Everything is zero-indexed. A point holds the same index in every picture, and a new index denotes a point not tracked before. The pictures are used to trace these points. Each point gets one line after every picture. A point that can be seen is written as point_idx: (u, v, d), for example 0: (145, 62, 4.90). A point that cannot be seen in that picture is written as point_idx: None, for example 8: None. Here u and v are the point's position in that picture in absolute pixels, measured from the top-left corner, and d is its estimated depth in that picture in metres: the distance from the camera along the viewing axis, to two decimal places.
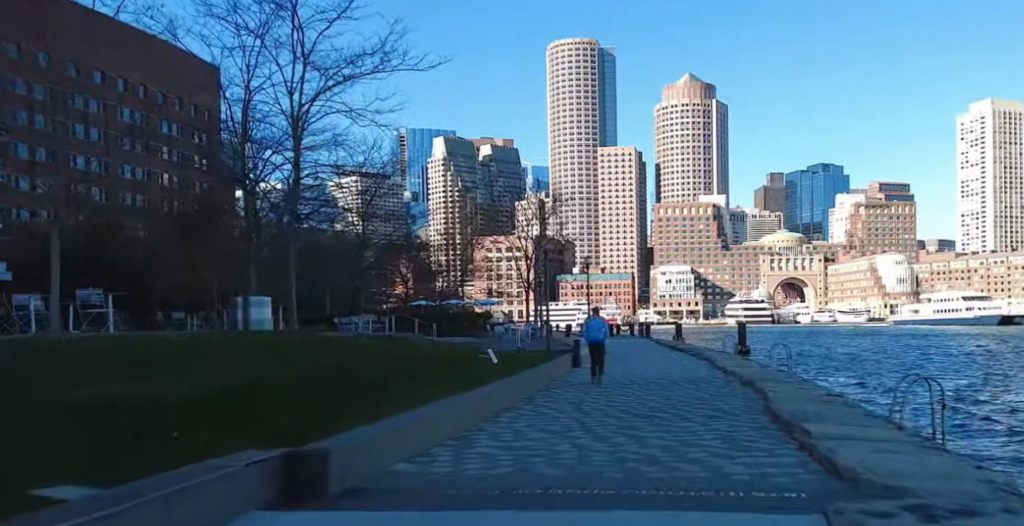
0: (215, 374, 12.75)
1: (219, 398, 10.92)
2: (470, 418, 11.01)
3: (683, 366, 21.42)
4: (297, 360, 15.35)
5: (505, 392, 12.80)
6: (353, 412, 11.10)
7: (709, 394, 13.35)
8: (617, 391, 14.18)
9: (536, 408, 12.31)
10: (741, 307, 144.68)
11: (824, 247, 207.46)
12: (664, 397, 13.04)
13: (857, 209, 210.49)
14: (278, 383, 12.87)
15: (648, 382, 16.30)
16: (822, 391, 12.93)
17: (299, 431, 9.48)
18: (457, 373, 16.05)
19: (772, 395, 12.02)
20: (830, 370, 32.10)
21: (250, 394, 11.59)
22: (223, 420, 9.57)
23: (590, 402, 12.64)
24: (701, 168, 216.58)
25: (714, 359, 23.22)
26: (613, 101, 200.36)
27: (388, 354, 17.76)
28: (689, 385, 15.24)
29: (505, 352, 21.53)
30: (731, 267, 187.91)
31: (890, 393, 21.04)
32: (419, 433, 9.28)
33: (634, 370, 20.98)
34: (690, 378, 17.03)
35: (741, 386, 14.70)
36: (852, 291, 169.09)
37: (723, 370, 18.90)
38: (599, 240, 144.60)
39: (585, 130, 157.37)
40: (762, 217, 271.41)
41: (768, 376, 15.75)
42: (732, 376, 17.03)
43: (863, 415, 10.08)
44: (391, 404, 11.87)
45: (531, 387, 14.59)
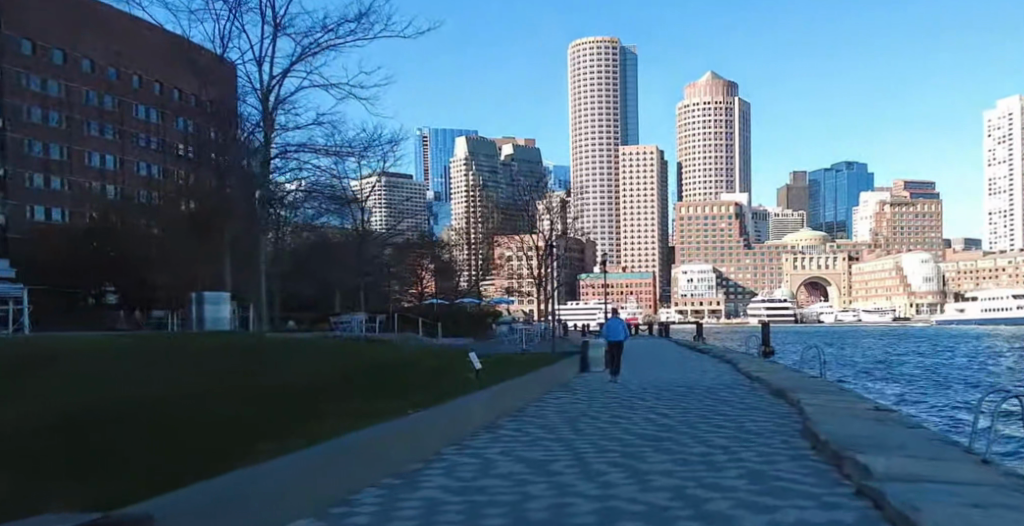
0: (193, 376, 12.17)
1: (187, 407, 10.32)
2: (431, 443, 9.57)
3: (707, 371, 20.05)
4: (287, 360, 14.77)
5: (498, 398, 11.99)
6: (329, 421, 10.42)
7: (729, 407, 11.96)
8: (626, 402, 12.82)
9: (530, 424, 11.01)
10: (764, 307, 142.48)
11: (848, 246, 204.64)
12: (677, 411, 11.68)
13: (882, 207, 207.47)
14: (258, 387, 12.24)
15: (662, 390, 14.90)
16: (865, 405, 11.50)
17: (255, 450, 8.78)
18: (443, 380, 14.62)
19: (810, 411, 10.62)
20: (862, 378, 30.52)
21: (224, 400, 11.01)
22: (179, 439, 8.96)
23: (592, 417, 11.27)
24: (723, 166, 214.11)
25: (736, 363, 21.77)
26: (635, 100, 198.24)
27: (373, 359, 16.39)
28: (709, 394, 13.85)
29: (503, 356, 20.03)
30: (754, 266, 185.45)
31: (933, 409, 19.49)
32: (383, 454, 8.51)
33: (651, 373, 19.61)
34: (713, 385, 15.61)
35: (769, 396, 13.27)
36: (877, 290, 166.50)
37: (747, 375, 17.47)
38: (619, 237, 143.31)
39: (607, 128, 155.13)
40: (784, 216, 268.29)
41: (798, 384, 14.29)
42: (759, 384, 15.54)
43: (925, 442, 8.64)
44: (347, 420, 10.46)
45: (520, 397, 13.07)
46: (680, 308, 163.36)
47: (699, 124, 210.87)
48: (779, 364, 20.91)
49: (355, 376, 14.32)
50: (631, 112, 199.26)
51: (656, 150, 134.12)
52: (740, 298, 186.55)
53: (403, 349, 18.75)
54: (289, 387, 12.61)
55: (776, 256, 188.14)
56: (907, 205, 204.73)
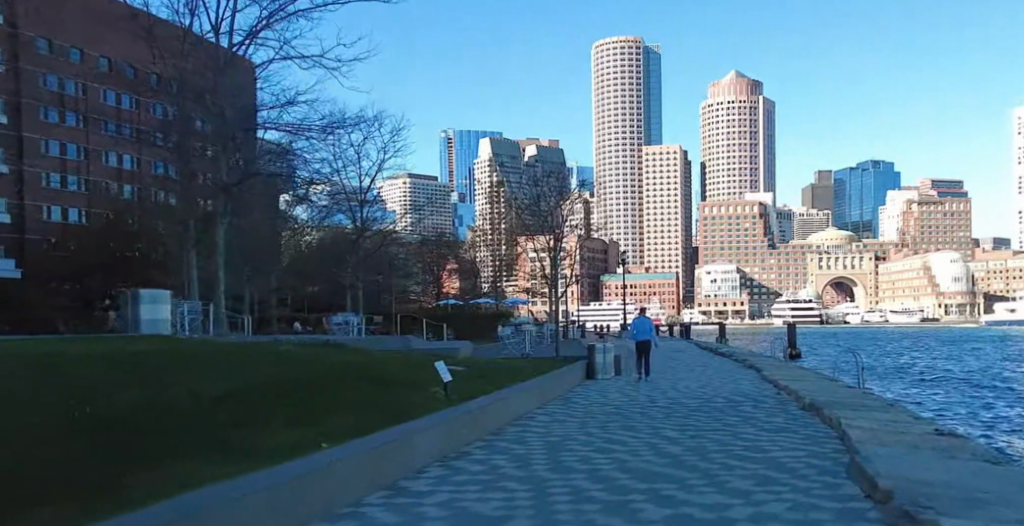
0: (174, 362, 11.40)
1: (157, 397, 9.54)
2: (396, 466, 8.36)
3: (731, 379, 18.54)
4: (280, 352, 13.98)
5: (495, 408, 11.06)
6: (308, 426, 9.56)
7: (749, 430, 10.42)
8: (628, 421, 11.32)
9: (506, 450, 9.54)
10: (790, 308, 140.21)
11: (875, 245, 201.15)
12: (690, 433, 10.30)
13: (911, 206, 203.85)
14: (246, 375, 11.45)
15: (676, 402, 13.60)
16: (919, 424, 10.12)
17: (213, 462, 7.94)
18: (432, 383, 13.40)
19: (851, 440, 9.07)
20: (896, 386, 28.88)
21: (200, 391, 10.21)
22: (137, 441, 8.17)
23: (580, 444, 9.77)
24: (747, 165, 211.22)
25: (763, 369, 20.33)
26: (658, 99, 195.98)
27: (359, 357, 15.20)
28: (727, 409, 12.44)
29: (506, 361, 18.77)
30: (778, 266, 182.72)
31: (976, 424, 17.98)
32: (353, 472, 7.61)
33: (671, 380, 18.27)
34: (732, 398, 14.11)
35: (804, 411, 11.88)
36: (905, 290, 163.20)
37: (775, 384, 16.10)
38: (642, 237, 142.09)
39: (629, 128, 153.10)
40: (809, 216, 264.48)
41: (835, 397, 12.90)
42: (788, 394, 14.16)
43: (1005, 485, 7.20)
44: (309, 431, 9.31)
45: (513, 406, 11.80)
46: (704, 309, 161.31)
47: (723, 123, 208.40)
48: (808, 371, 19.40)
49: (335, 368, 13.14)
50: (654, 112, 197.52)
51: (680, 150, 132.60)
52: (765, 298, 183.98)
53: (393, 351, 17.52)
54: (277, 375, 11.81)
55: (801, 256, 185.33)
56: (936, 204, 200.69)
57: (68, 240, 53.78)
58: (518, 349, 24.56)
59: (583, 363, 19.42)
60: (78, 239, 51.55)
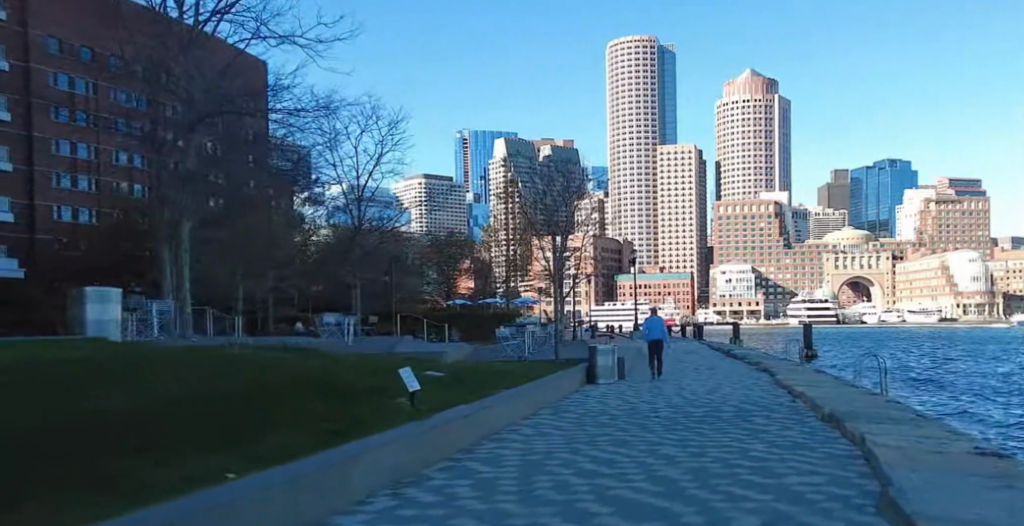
0: (137, 368, 10.75)
1: (115, 406, 8.87)
2: (356, 486, 7.48)
3: (742, 384, 17.71)
4: (256, 359, 13.33)
5: (479, 417, 10.32)
6: (277, 436, 8.87)
7: (756, 448, 9.50)
8: (622, 436, 10.41)
9: (475, 471, 8.57)
10: (805, 308, 138.86)
11: (892, 244, 199.11)
12: (691, 450, 9.43)
13: (928, 205, 201.91)
14: (216, 382, 10.79)
15: (680, 412, 12.76)
16: (953, 441, 9.26)
17: (163, 473, 7.23)
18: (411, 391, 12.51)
19: (881, 463, 8.15)
20: (915, 393, 27.98)
21: (163, 399, 9.52)
22: (86, 448, 7.52)
23: (562, 465, 8.79)
24: (762, 165, 209.71)
25: (778, 373, 19.49)
26: (672, 99, 194.87)
27: (334, 365, 14.30)
28: (736, 421, 11.60)
29: (497, 366, 17.84)
30: (794, 266, 181.06)
31: (1002, 435, 17.12)
32: (317, 489, 6.88)
33: (679, 386, 17.49)
34: (740, 408, 13.22)
35: (826, 422, 11.05)
36: (922, 290, 161.41)
37: (790, 391, 15.25)
38: (656, 236, 141.17)
39: (643, 127, 151.85)
40: (825, 216, 262.37)
41: (855, 406, 12.11)
42: (803, 403, 13.36)
43: None
44: (268, 446, 8.42)
45: (496, 418, 10.93)
46: (718, 309, 159.90)
47: (738, 123, 207.06)
48: (825, 375, 18.55)
49: (305, 376, 12.25)
50: (668, 112, 196.40)
51: (694, 149, 131.52)
52: (780, 298, 182.40)
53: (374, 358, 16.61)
54: (250, 381, 11.16)
55: (816, 256, 183.65)
56: (954, 204, 198.53)
57: (79, 240, 53.29)
58: (519, 351, 23.70)
59: (584, 366, 18.58)
60: (89, 240, 51.04)
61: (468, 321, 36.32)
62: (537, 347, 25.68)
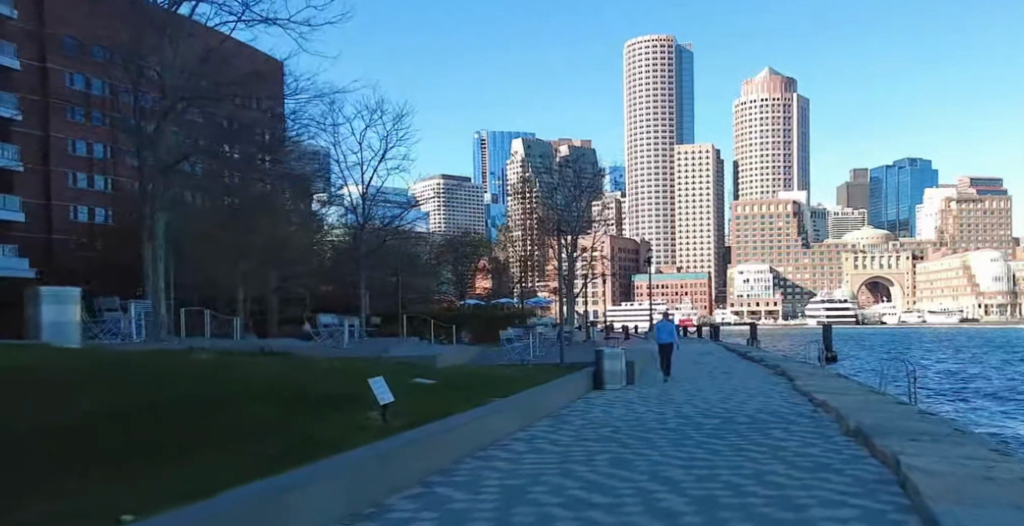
0: (111, 367, 10.11)
1: (79, 405, 8.22)
2: (310, 512, 6.67)
3: (760, 390, 17.00)
4: (243, 362, 12.72)
5: (468, 431, 9.68)
6: (250, 445, 8.21)
7: (772, 470, 8.80)
8: (625, 454, 9.71)
9: (449, 498, 7.78)
10: (823, 308, 137.57)
11: (912, 243, 196.87)
12: (698, 474, 8.67)
13: (949, 204, 199.69)
14: (195, 383, 10.15)
15: (690, 424, 12.03)
16: (998, 466, 8.46)
17: (113, 490, 6.55)
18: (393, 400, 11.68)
19: (918, 492, 7.39)
20: (935, 399, 27.23)
21: (132, 398, 8.86)
22: (34, 456, 6.85)
23: (548, 492, 8.01)
24: (781, 164, 208.06)
25: (796, 379, 18.77)
26: (690, 97, 193.61)
27: (315, 369, 13.42)
28: (752, 436, 10.86)
29: (495, 372, 16.97)
30: (812, 266, 179.57)
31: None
32: (271, 515, 6.22)
33: (692, 392, 16.85)
34: (757, 419, 12.52)
35: (852, 439, 10.30)
36: (943, 290, 159.54)
37: (812, 400, 14.51)
38: (672, 236, 140.12)
39: (661, 126, 150.56)
40: (844, 215, 260.24)
41: (885, 418, 11.37)
42: (825, 413, 12.68)
43: None
44: (221, 461, 7.59)
45: (482, 435, 10.11)
46: (736, 309, 158.71)
47: (756, 122, 205.59)
48: (846, 381, 17.83)
49: (278, 382, 11.38)
50: (686, 110, 195.08)
51: (712, 149, 130.47)
52: (799, 298, 180.90)
53: (362, 364, 15.71)
54: (232, 383, 10.54)
55: (835, 256, 181.97)
56: (976, 203, 196.01)
57: (96, 240, 53.00)
58: (522, 356, 23.23)
59: (590, 371, 18.02)
60: (105, 240, 50.64)
61: (481, 324, 35.76)
62: (545, 349, 25.14)
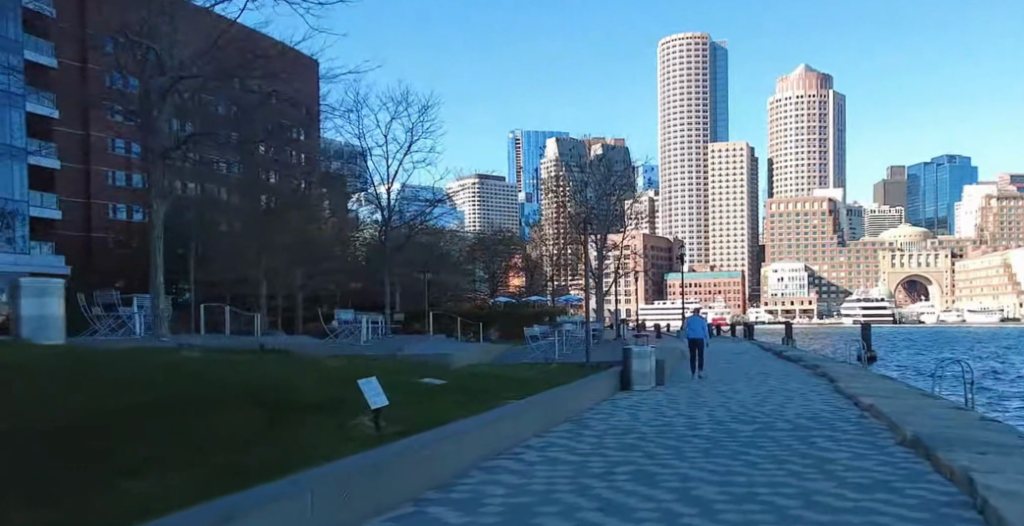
0: (101, 368, 9.67)
1: (60, 408, 7.78)
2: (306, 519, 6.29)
3: (800, 393, 16.27)
4: (242, 364, 12.27)
5: (474, 439, 9.12)
6: (242, 451, 7.72)
7: (820, 488, 8.11)
8: (649, 466, 9.08)
9: (447, 518, 7.19)
10: (860, 307, 135.29)
11: (951, 242, 193.20)
12: (736, 491, 8.01)
13: (991, 201, 195.35)
14: (190, 386, 9.71)
15: (725, 431, 11.37)
16: None
17: (93, 496, 6.08)
18: (401, 402, 11.24)
19: (1004, 520, 6.62)
20: (979, 400, 26.21)
21: (121, 401, 8.41)
22: (8, 461, 6.38)
23: (561, 513, 7.38)
24: (817, 161, 205.03)
25: (837, 379, 18.02)
26: (724, 94, 191.38)
27: (322, 370, 13.01)
28: (794, 445, 10.20)
29: (515, 372, 16.39)
30: (848, 265, 176.84)
31: None
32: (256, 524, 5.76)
33: (728, 394, 16.19)
34: (799, 426, 11.81)
35: (910, 451, 9.60)
36: (983, 288, 156.34)
37: (858, 404, 13.78)
38: (706, 234, 138.41)
39: (694, 123, 148.64)
40: (881, 212, 256.17)
41: (944, 426, 10.63)
42: (877, 420, 11.95)
43: None
44: (219, 463, 7.26)
45: (491, 441, 9.62)
46: (770, 307, 156.65)
47: (791, 119, 202.80)
48: (891, 383, 17.05)
49: (281, 384, 11.01)
50: (720, 106, 192.77)
51: (747, 146, 128.46)
52: (834, 297, 178.35)
53: (373, 365, 15.20)
54: (230, 385, 10.10)
55: (872, 254, 178.99)
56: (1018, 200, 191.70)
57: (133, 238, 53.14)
58: (546, 356, 22.68)
59: (618, 371, 17.39)
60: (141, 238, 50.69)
61: (509, 323, 35.18)
62: (571, 348, 24.55)
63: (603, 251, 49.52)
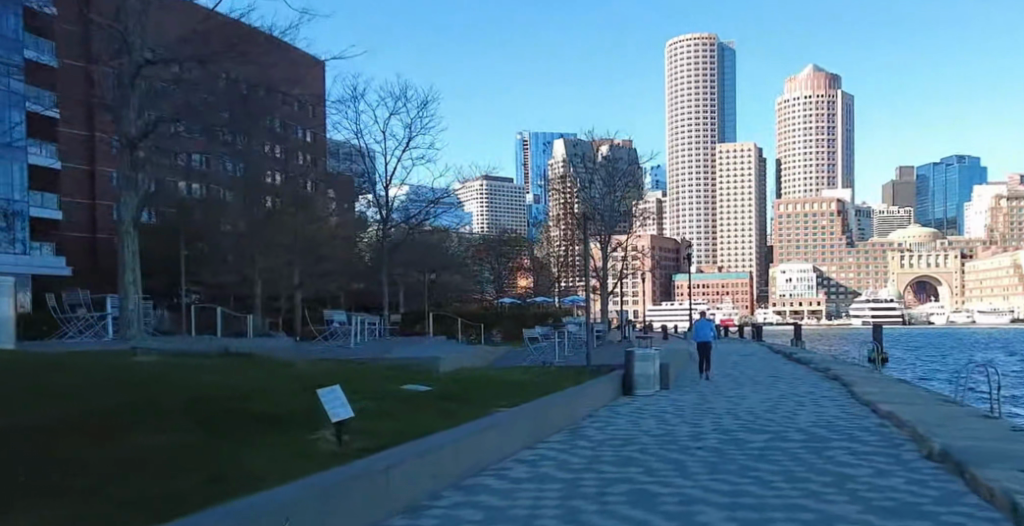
0: (64, 381, 9.19)
1: (4, 426, 7.23)
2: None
3: (813, 399, 15.76)
4: (218, 373, 11.78)
5: (453, 452, 8.56)
6: (205, 464, 7.20)
7: (839, 510, 7.52)
8: (647, 485, 8.54)
9: None
10: (869, 308, 134.49)
11: (961, 242, 191.99)
12: (751, 514, 7.48)
13: (1001, 201, 193.85)
14: (154, 396, 9.16)
15: (735, 442, 10.87)
16: None
17: (36, 515, 5.58)
18: (386, 410, 10.74)
19: None
20: (992, 403, 25.62)
21: (72, 415, 7.83)
22: None
23: None
24: (825, 161, 203.98)
25: (849, 383, 17.55)
26: (733, 94, 190.43)
27: (307, 378, 12.53)
28: (811, 459, 9.69)
29: (508, 377, 15.84)
30: (857, 265, 175.71)
31: None
32: None
33: (736, 400, 15.73)
34: (814, 436, 11.31)
35: (941, 465, 9.07)
36: (993, 289, 155.19)
37: (876, 411, 13.28)
38: (714, 235, 137.56)
39: (702, 123, 147.80)
40: (890, 213, 255.02)
41: (971, 437, 10.12)
42: (899, 429, 11.48)
43: None
44: (186, 478, 6.79)
45: (476, 455, 9.05)
46: (779, 308, 155.84)
47: (800, 119, 201.74)
48: (905, 388, 16.52)
49: (263, 392, 10.54)
50: (729, 106, 192.21)
51: (754, 147, 127.92)
52: (843, 298, 177.41)
53: (360, 372, 14.67)
54: (206, 395, 9.65)
55: (881, 255, 178.00)
56: None
57: None
58: (544, 357, 22.27)
59: (619, 375, 16.96)
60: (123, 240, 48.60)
61: (513, 324, 34.74)
62: (572, 351, 24.10)
63: (608, 251, 49.03)
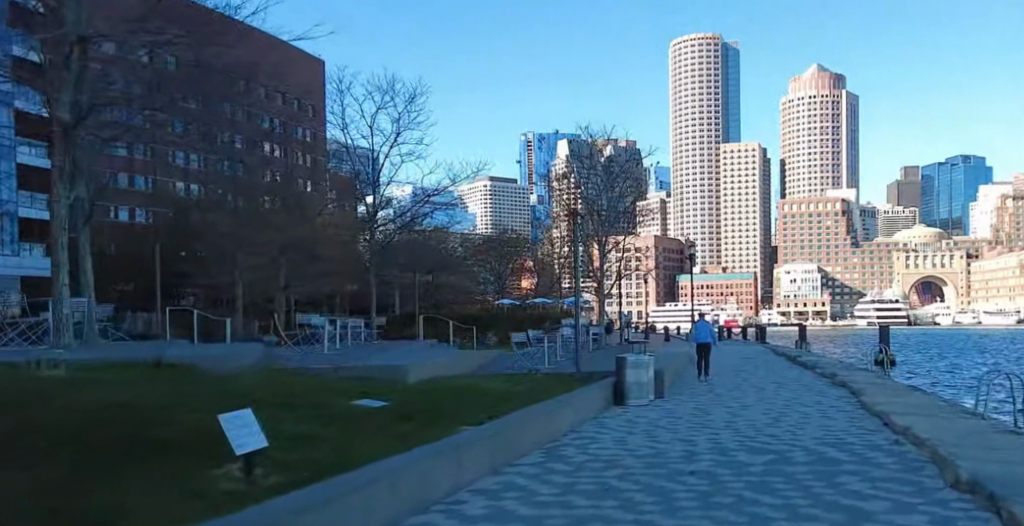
0: None
1: None
2: None
3: (819, 409, 15.09)
4: (158, 392, 11.09)
5: (392, 486, 7.80)
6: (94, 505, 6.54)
7: None
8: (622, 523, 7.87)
9: None
10: (874, 309, 133.52)
11: (966, 242, 191.03)
12: None
13: (1006, 201, 192.71)
14: (65, 423, 8.51)
15: (733, 465, 10.19)
16: None
17: None
18: (329, 434, 9.98)
19: None
20: (999, 408, 24.88)
21: None
22: None
23: None
24: (830, 161, 202.95)
25: (855, 392, 16.86)
26: (737, 94, 189.46)
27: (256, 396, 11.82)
28: (820, 489, 8.99)
29: (483, 387, 15.05)
30: (862, 266, 174.66)
31: None
32: None
33: (736, 411, 15.02)
34: (820, 457, 10.62)
35: (973, 497, 8.39)
36: (999, 290, 154.21)
37: (889, 427, 12.60)
38: (717, 235, 136.56)
39: (706, 123, 146.76)
40: (895, 213, 253.70)
41: (998, 461, 9.44)
42: (918, 449, 10.77)
43: None
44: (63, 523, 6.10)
45: (418, 486, 8.28)
46: (783, 309, 154.88)
47: (804, 119, 200.76)
48: (916, 397, 15.82)
49: (196, 414, 9.85)
50: (732, 106, 191.24)
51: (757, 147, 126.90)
52: (847, 299, 176.39)
53: (321, 386, 13.93)
54: (128, 421, 8.98)
55: (886, 255, 176.99)
56: None
57: None
58: (535, 363, 21.60)
59: (610, 383, 16.30)
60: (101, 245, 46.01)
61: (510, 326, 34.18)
62: (566, 356, 23.46)
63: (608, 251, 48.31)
